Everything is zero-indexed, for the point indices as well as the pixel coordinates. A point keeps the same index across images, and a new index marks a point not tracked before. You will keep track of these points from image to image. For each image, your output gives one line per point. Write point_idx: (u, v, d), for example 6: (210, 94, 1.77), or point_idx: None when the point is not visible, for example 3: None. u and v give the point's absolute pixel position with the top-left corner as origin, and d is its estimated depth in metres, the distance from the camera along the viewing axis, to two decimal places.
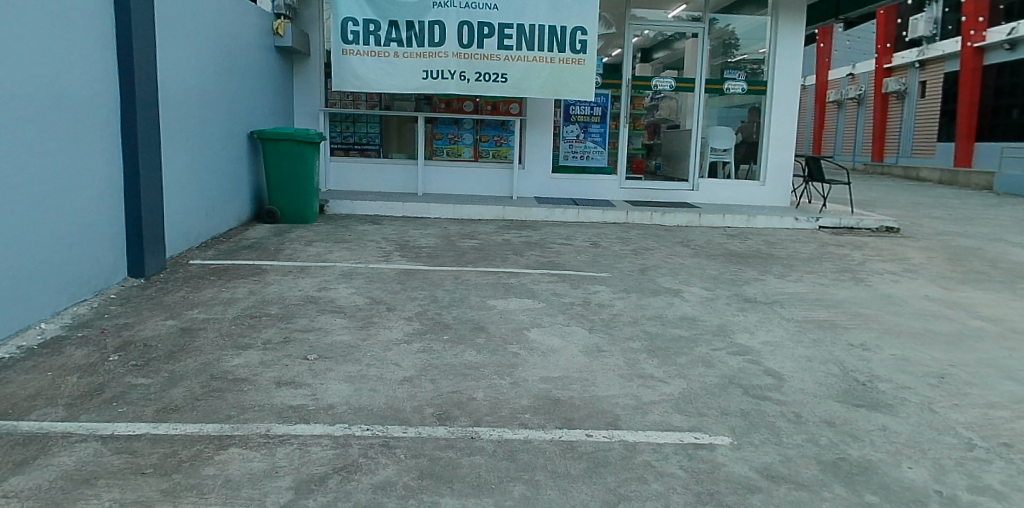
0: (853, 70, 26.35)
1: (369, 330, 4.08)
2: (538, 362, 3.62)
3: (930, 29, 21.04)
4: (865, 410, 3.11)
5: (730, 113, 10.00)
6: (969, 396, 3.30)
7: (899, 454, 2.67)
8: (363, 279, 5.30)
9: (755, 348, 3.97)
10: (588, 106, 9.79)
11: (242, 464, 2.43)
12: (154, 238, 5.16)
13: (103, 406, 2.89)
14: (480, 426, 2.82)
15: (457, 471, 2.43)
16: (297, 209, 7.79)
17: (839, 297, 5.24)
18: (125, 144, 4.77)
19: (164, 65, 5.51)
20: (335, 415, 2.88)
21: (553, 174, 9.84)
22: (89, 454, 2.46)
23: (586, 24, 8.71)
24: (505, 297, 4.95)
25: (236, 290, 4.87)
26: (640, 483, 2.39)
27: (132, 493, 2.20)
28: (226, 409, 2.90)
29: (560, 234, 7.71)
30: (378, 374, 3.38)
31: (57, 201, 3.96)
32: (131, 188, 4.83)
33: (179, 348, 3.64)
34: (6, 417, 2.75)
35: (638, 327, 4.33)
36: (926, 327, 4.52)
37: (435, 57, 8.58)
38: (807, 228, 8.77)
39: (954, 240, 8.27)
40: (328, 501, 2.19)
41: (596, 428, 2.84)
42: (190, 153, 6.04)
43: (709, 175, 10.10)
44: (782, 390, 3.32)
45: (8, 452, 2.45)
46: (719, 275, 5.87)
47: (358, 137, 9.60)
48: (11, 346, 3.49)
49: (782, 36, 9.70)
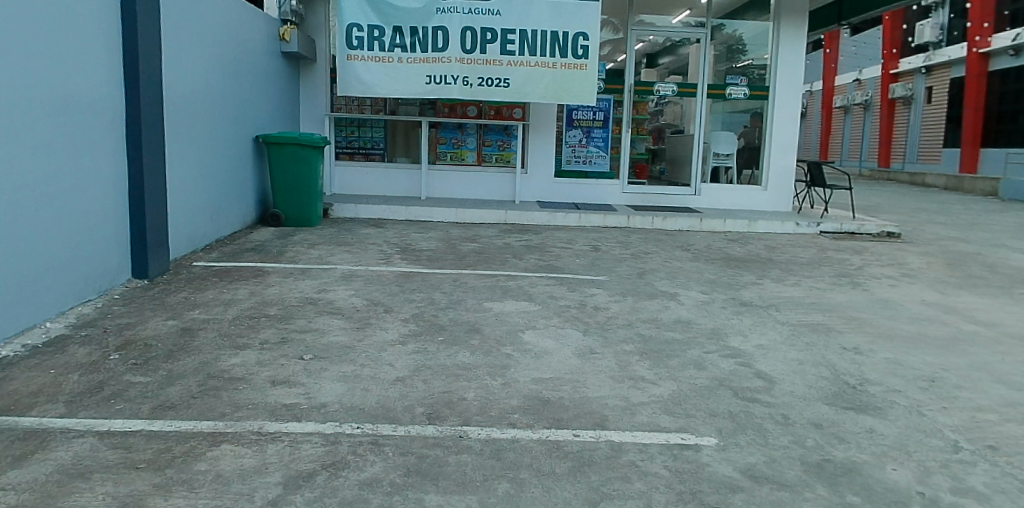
0: (859, 76, 26.16)
1: (365, 331, 4.13)
2: (531, 363, 3.66)
3: (935, 35, 21.01)
4: (853, 413, 3.12)
5: (733, 119, 10.01)
6: (958, 400, 3.31)
7: (885, 456, 2.69)
8: (362, 282, 5.35)
9: (747, 351, 3.99)
10: (591, 110, 9.87)
11: (233, 460, 2.47)
12: (158, 239, 5.24)
13: (102, 404, 2.95)
14: (469, 425, 2.86)
15: (443, 468, 2.47)
16: (300, 213, 7.86)
17: (835, 301, 5.24)
18: (130, 150, 4.86)
19: (169, 72, 5.59)
20: (327, 413, 2.93)
21: (555, 179, 9.89)
22: (85, 450, 2.52)
23: (588, 30, 8.76)
24: (501, 299, 4.98)
25: (237, 291, 4.94)
26: (623, 482, 2.42)
27: (125, 487, 2.25)
28: (221, 407, 2.96)
29: (560, 238, 7.74)
30: (371, 373, 3.43)
31: (59, 205, 4.01)
32: (135, 191, 4.92)
33: (178, 347, 3.71)
34: (8, 412, 2.82)
35: (632, 330, 4.35)
36: (919, 331, 4.51)
37: (438, 62, 8.66)
38: (808, 233, 8.75)
39: (956, 245, 8.23)
40: (315, 498, 2.23)
41: (584, 428, 2.87)
42: (195, 158, 6.11)
43: (712, 180, 10.11)
44: (772, 392, 3.34)
45: (7, 446, 2.51)
46: (716, 279, 5.89)
47: (363, 141, 9.70)
48: (15, 345, 3.56)
49: (787, 42, 9.70)
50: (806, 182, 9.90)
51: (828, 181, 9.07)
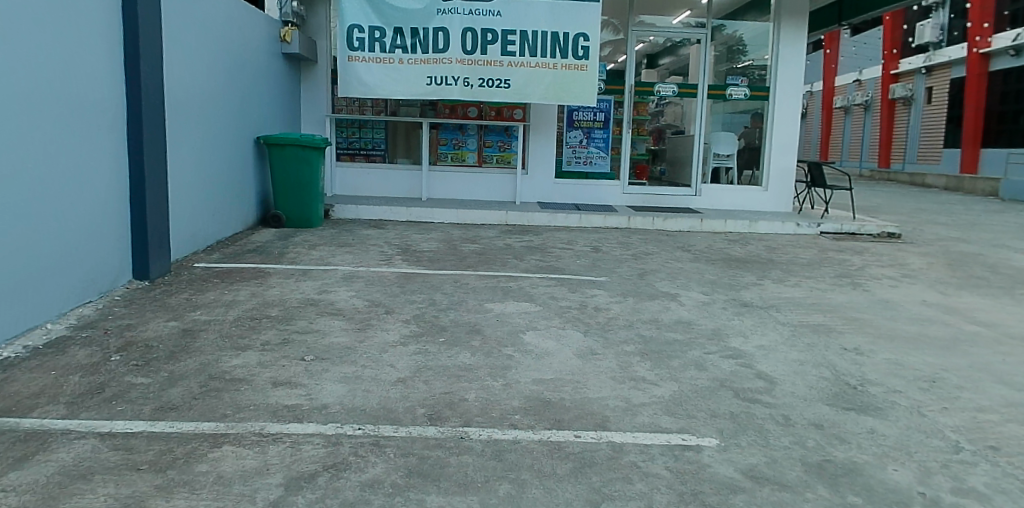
0: (860, 76, 26.14)
1: (366, 332, 4.13)
2: (532, 364, 3.66)
3: (935, 35, 21.03)
4: (853, 413, 3.13)
5: (734, 119, 10.01)
6: (959, 400, 3.31)
7: (886, 456, 2.69)
8: (362, 283, 5.36)
9: (748, 352, 3.99)
10: (591, 111, 9.88)
11: (234, 461, 2.48)
12: (159, 240, 5.25)
13: (103, 405, 2.96)
14: (471, 426, 2.87)
15: (445, 469, 2.47)
16: (301, 214, 7.87)
17: (836, 302, 5.24)
18: (131, 151, 4.87)
19: (170, 74, 5.60)
20: (329, 414, 2.93)
21: (556, 180, 9.89)
22: (86, 451, 2.52)
23: (588, 31, 8.76)
24: (502, 300, 4.99)
25: (238, 293, 4.95)
26: (625, 483, 2.42)
27: (126, 489, 2.26)
28: (222, 408, 2.97)
29: (561, 238, 7.74)
30: (372, 375, 3.44)
31: (61, 206, 4.03)
32: (136, 192, 4.92)
33: (179, 348, 3.72)
34: (9, 414, 2.82)
35: (633, 330, 4.35)
36: (920, 331, 4.51)
37: (439, 63, 8.67)
38: (809, 233, 8.74)
39: (956, 246, 8.23)
40: (317, 499, 2.24)
41: (585, 429, 2.88)
42: (196, 160, 6.12)
43: (712, 181, 10.12)
44: (772, 393, 3.34)
45: (9, 448, 2.52)
46: (717, 279, 5.89)
47: (364, 142, 9.71)
48: (17, 346, 3.57)
49: (787, 43, 9.71)
50: (807, 182, 9.90)
51: (828, 181, 9.07)
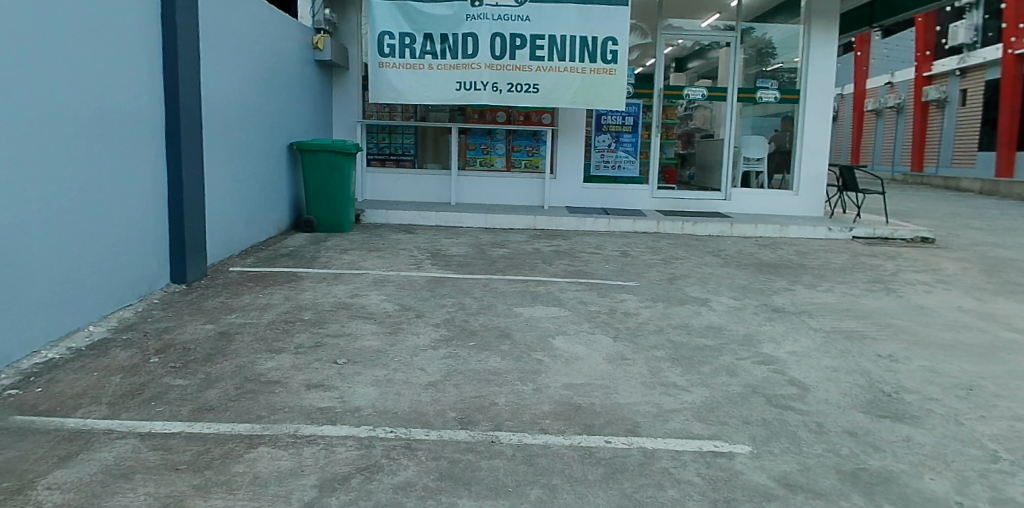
0: (893, 78, 25.57)
1: (397, 336, 4.18)
2: (562, 369, 3.67)
3: (970, 36, 20.39)
4: (889, 421, 3.07)
5: (764, 122, 9.89)
6: (998, 408, 3.23)
7: (923, 465, 2.64)
8: (393, 287, 5.42)
9: (781, 358, 3.95)
10: (620, 115, 9.85)
11: (270, 462, 2.54)
12: (196, 245, 5.38)
13: (143, 405, 3.05)
14: (501, 430, 2.89)
15: (476, 473, 2.50)
16: (333, 219, 8.00)
17: (870, 307, 5.15)
18: (170, 157, 5.01)
19: (208, 81, 5.75)
20: (362, 417, 2.98)
21: (584, 184, 9.89)
22: (128, 450, 2.60)
23: (618, 35, 8.76)
24: (531, 305, 5.01)
25: (272, 296, 5.05)
26: (655, 489, 2.42)
27: (165, 488, 2.33)
28: (258, 410, 3.04)
29: (588, 243, 7.73)
30: (403, 378, 3.48)
31: (103, 211, 4.17)
32: (175, 198, 5.06)
33: (216, 351, 3.81)
34: (55, 413, 2.93)
35: (662, 336, 4.34)
36: (957, 338, 4.41)
37: (468, 68, 8.74)
38: (841, 238, 8.59)
39: (995, 251, 8.02)
40: (350, 501, 2.28)
41: (615, 434, 2.87)
42: (232, 166, 6.26)
43: (742, 184, 10.04)
44: (806, 400, 3.30)
45: (54, 447, 2.61)
46: (747, 284, 5.83)
47: (394, 148, 9.82)
48: (61, 347, 3.70)
49: (819, 45, 9.57)
50: (839, 186, 9.74)
51: (861, 185, 8.91)
